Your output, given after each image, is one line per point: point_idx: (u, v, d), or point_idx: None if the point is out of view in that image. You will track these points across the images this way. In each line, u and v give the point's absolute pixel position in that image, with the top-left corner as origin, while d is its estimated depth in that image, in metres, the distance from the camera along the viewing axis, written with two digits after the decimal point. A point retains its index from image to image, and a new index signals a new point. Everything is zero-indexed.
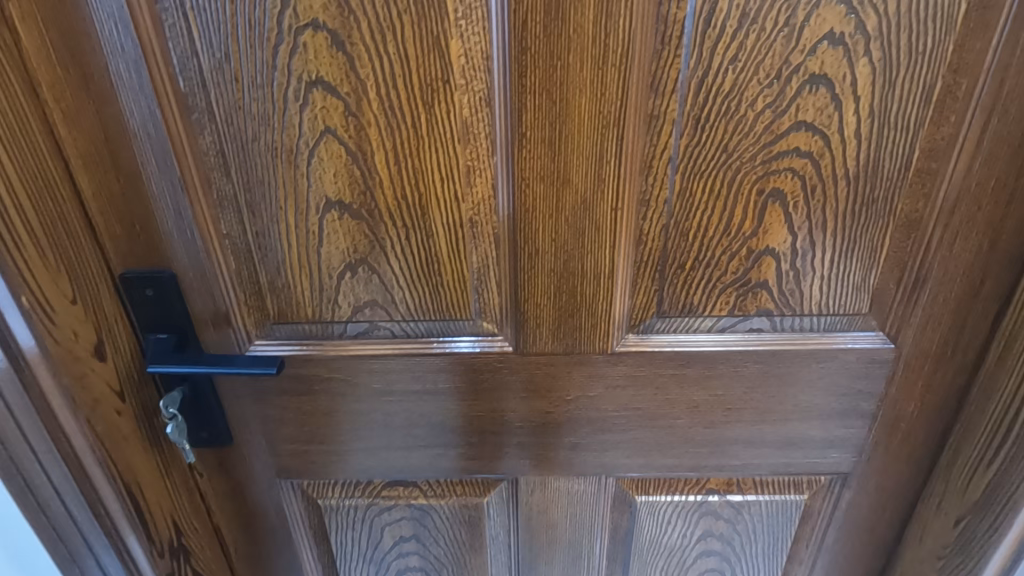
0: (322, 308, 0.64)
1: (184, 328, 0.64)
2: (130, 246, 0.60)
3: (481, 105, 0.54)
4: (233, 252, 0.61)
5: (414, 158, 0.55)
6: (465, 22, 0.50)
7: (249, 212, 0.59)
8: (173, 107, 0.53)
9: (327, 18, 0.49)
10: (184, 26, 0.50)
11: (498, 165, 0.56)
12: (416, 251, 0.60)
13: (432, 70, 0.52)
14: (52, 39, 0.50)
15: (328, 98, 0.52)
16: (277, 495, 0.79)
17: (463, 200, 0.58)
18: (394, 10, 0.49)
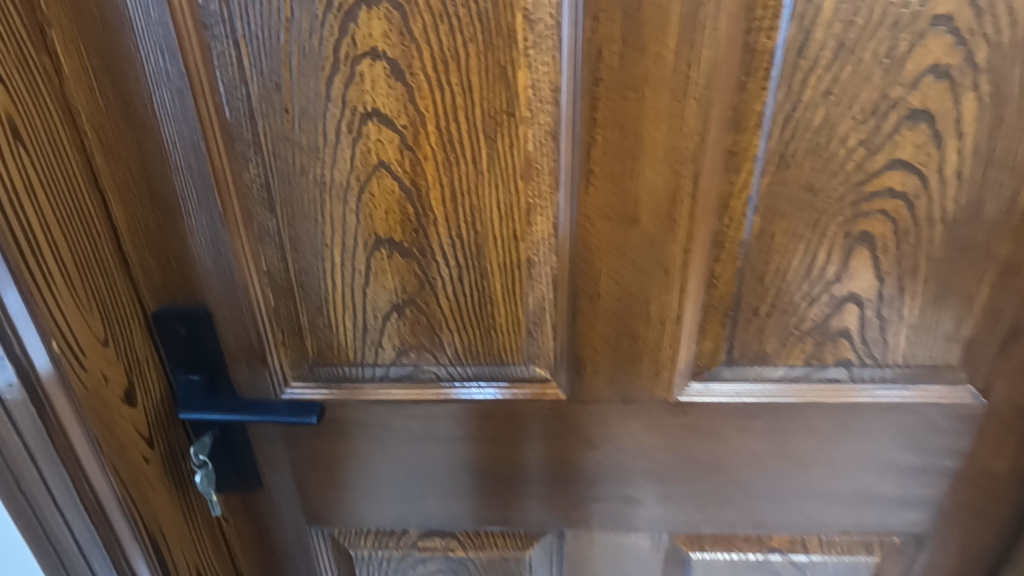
0: (364, 350, 0.60)
1: (217, 368, 0.59)
2: (164, 281, 0.56)
3: (546, 139, 0.50)
4: (273, 289, 0.57)
5: (473, 194, 0.51)
6: (534, 51, 0.46)
7: (294, 248, 0.55)
8: (217, 138, 0.49)
9: (386, 46, 0.46)
10: (235, 54, 0.46)
11: (561, 203, 0.52)
12: (468, 292, 0.56)
13: (496, 101, 0.48)
14: (92, 66, 0.47)
15: (383, 130, 0.49)
16: (306, 543, 0.74)
17: (524, 239, 0.54)
18: (459, 38, 0.46)
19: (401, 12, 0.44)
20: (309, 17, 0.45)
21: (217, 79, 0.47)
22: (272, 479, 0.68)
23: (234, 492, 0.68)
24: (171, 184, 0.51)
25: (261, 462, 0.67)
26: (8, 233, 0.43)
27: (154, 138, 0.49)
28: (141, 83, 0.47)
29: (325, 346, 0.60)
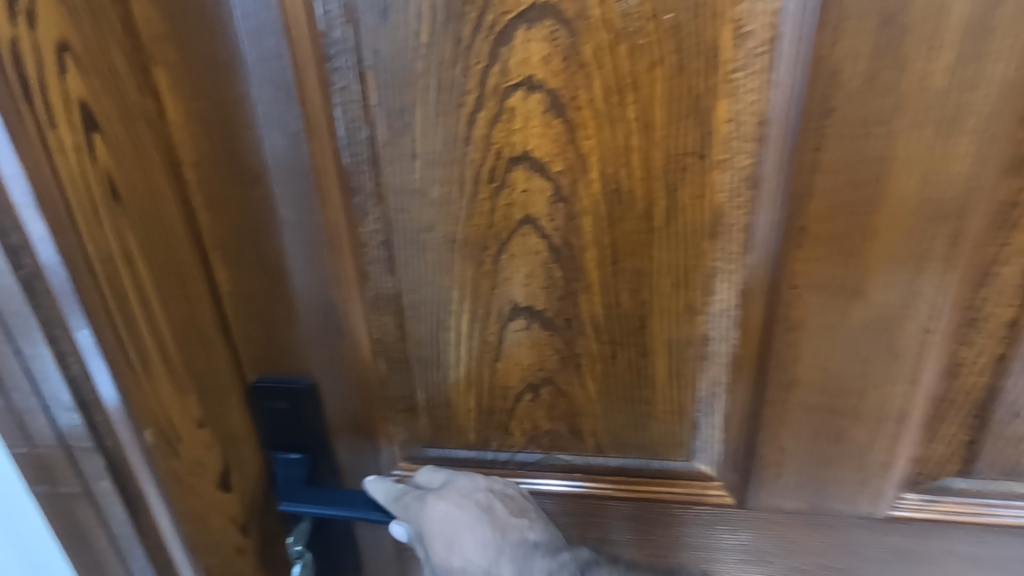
0: (486, 433, 0.49)
1: (318, 448, 0.51)
2: (266, 349, 0.48)
3: (743, 188, 0.38)
4: (386, 362, 0.47)
5: (640, 255, 0.40)
6: (741, 75, 0.35)
7: (414, 316, 0.45)
8: (332, 189, 0.41)
9: (546, 74, 0.36)
10: (360, 88, 0.38)
11: (754, 267, 0.40)
12: (621, 372, 0.45)
13: (683, 141, 0.37)
14: (199, 108, 0.39)
15: (533, 178, 0.39)
16: None
17: (700, 309, 0.42)
18: (643, 62, 0.35)
19: (570, 31, 0.35)
20: (451, 42, 0.36)
21: (338, 119, 0.39)
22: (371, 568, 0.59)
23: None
24: (278, 243, 0.43)
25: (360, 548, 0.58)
26: (103, 312, 0.37)
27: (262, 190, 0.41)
28: (249, 127, 0.39)
29: (441, 427, 0.50)
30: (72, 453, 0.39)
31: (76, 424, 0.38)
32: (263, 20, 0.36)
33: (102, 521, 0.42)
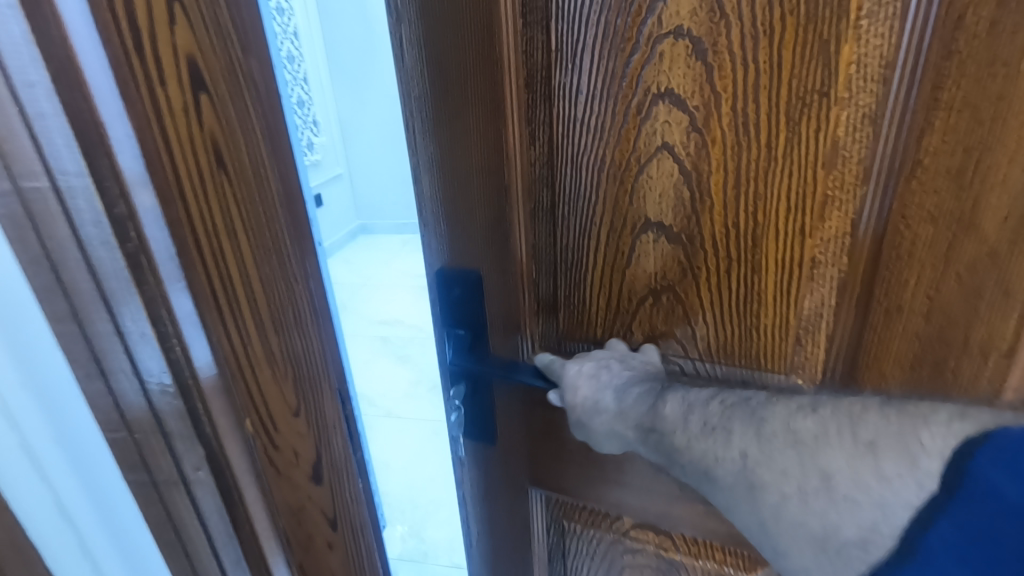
0: (609, 333, 0.56)
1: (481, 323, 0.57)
2: None
3: (864, 124, 0.41)
4: (539, 264, 0.56)
5: (763, 181, 0.45)
6: (868, 21, 0.39)
7: (562, 226, 0.53)
8: (515, 112, 0.50)
9: (693, 23, 0.42)
10: (545, 34, 0.46)
11: (870, 197, 0.43)
12: (734, 289, 0.50)
13: (809, 78, 0.41)
14: None
15: (673, 111, 0.45)
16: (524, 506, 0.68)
17: (813, 235, 0.45)
18: (778, 11, 0.40)
19: None
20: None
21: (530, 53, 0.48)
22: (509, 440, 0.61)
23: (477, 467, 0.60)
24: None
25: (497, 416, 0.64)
26: (210, 297, 0.38)
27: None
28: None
29: (573, 326, 0.57)
30: (165, 435, 0.40)
31: (174, 405, 0.39)
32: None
33: (197, 511, 0.43)
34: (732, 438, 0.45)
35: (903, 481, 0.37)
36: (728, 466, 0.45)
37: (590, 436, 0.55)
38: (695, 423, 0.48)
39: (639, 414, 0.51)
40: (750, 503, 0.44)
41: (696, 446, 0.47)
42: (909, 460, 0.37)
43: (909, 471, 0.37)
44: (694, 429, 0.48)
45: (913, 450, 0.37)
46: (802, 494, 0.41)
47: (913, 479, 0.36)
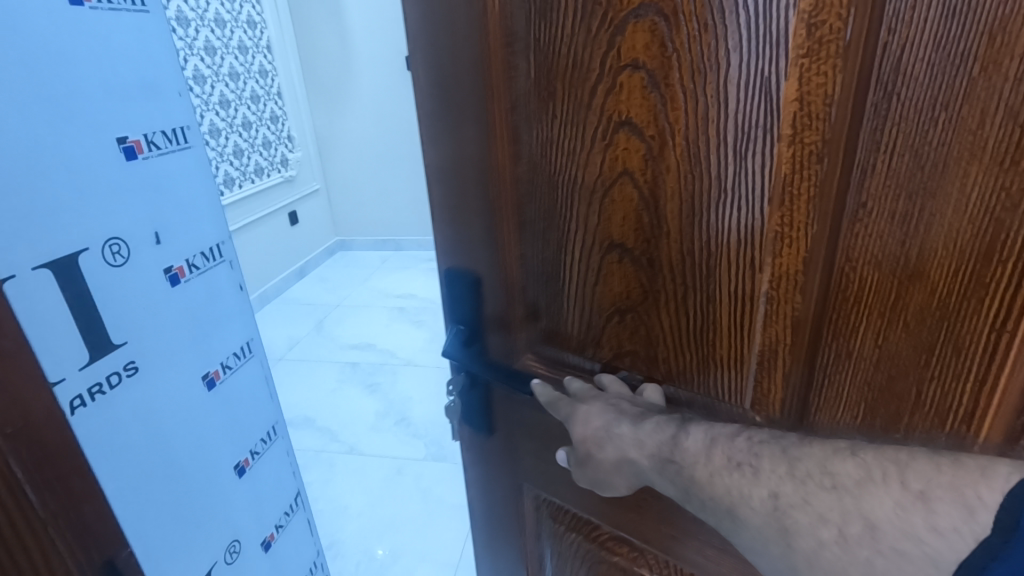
0: (585, 342, 0.64)
1: (478, 326, 0.69)
2: (453, 249, 0.67)
3: (812, 160, 0.41)
4: (525, 272, 0.65)
5: (707, 213, 0.48)
6: (807, 59, 0.39)
7: (546, 242, 0.62)
8: (503, 134, 0.57)
9: (647, 58, 0.47)
10: (528, 62, 0.54)
11: (817, 237, 0.43)
12: (691, 313, 0.54)
13: (752, 114, 0.43)
14: (428, 79, 0.58)
15: (631, 139, 0.51)
16: (523, 497, 0.82)
17: (761, 273, 0.47)
18: (722, 47, 0.42)
19: (667, 26, 0.45)
20: (585, 34, 0.49)
21: (514, 82, 0.55)
22: (507, 434, 0.78)
23: (491, 444, 0.82)
24: (463, 177, 0.61)
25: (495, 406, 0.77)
26: None
27: (457, 137, 0.59)
28: (454, 87, 0.56)
29: (556, 332, 0.66)
30: None
31: None
32: (472, 9, 0.52)
33: None
34: (760, 474, 0.46)
35: (958, 534, 0.36)
36: (757, 506, 0.45)
37: (599, 465, 0.59)
38: (718, 457, 0.49)
39: (659, 444, 0.53)
40: (785, 548, 0.44)
41: (721, 483, 0.48)
42: (965, 509, 0.36)
43: (964, 522, 0.36)
44: (716, 463, 0.49)
45: (969, 499, 0.36)
46: (841, 536, 0.40)
47: (967, 530, 0.36)
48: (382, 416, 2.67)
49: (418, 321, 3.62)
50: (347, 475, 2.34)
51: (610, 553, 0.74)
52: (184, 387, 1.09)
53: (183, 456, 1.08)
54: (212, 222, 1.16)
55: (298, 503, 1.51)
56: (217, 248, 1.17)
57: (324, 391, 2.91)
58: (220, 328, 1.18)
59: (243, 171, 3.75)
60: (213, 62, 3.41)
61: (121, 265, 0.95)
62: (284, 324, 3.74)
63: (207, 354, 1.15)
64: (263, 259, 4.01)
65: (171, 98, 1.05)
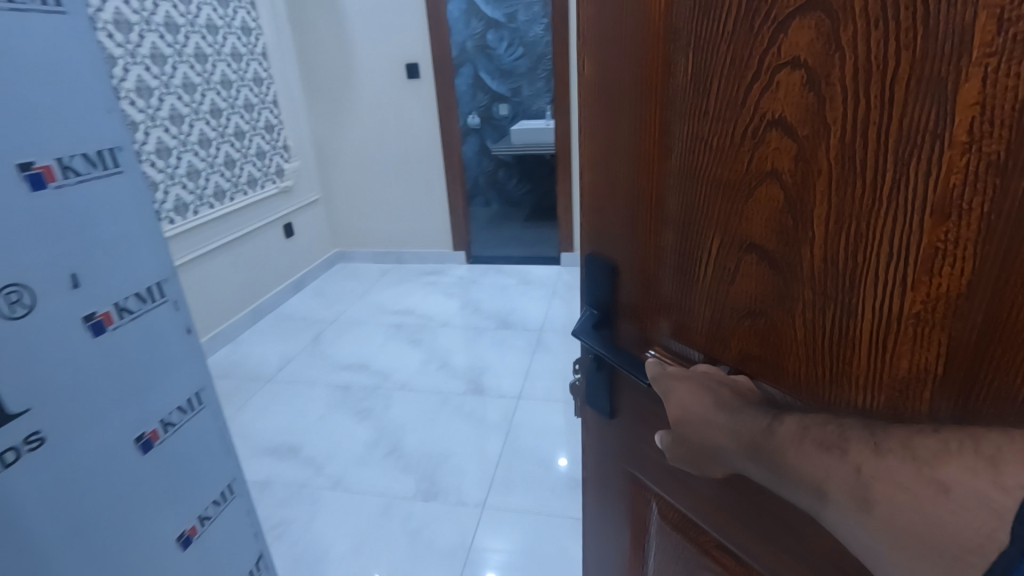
0: (712, 341, 0.64)
1: (612, 312, 0.77)
2: (603, 235, 0.74)
3: (989, 177, 0.36)
4: (664, 264, 0.66)
5: (859, 222, 0.45)
6: (996, 58, 0.34)
7: (685, 239, 0.62)
8: (657, 124, 0.60)
9: (810, 56, 0.44)
10: (687, 57, 0.54)
11: (984, 261, 0.38)
12: (827, 325, 0.50)
13: (918, 116, 0.38)
14: (597, 77, 0.64)
15: (784, 139, 0.48)
16: (638, 482, 0.92)
17: (915, 293, 0.43)
18: (893, 45, 0.39)
19: (835, 21, 0.42)
20: (747, 27, 0.48)
21: (673, 74, 0.56)
22: (625, 417, 0.88)
23: (612, 423, 0.92)
24: (616, 168, 0.67)
25: (620, 388, 0.87)
26: None
27: (614, 127, 0.65)
28: (617, 85, 0.62)
29: (685, 326, 0.67)
30: None
31: None
32: (641, 13, 0.57)
33: None
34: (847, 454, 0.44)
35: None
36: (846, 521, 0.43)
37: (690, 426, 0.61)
38: (809, 444, 0.48)
39: (753, 430, 0.54)
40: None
41: (806, 461, 0.47)
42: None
43: None
44: (805, 448, 0.48)
45: None
46: (914, 501, 0.39)
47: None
48: (372, 446, 2.56)
49: (416, 339, 3.51)
50: (332, 512, 2.21)
51: (710, 548, 0.80)
52: (108, 454, 0.96)
53: (106, 528, 0.97)
54: (152, 256, 1.01)
55: (261, 565, 1.38)
56: (156, 287, 1.02)
57: (312, 418, 2.79)
58: (161, 380, 1.05)
59: (235, 182, 3.64)
60: (203, 70, 3.33)
61: (22, 316, 0.81)
62: (273, 343, 3.62)
63: (137, 414, 1.01)
64: (255, 275, 3.90)
65: (100, 117, 0.90)
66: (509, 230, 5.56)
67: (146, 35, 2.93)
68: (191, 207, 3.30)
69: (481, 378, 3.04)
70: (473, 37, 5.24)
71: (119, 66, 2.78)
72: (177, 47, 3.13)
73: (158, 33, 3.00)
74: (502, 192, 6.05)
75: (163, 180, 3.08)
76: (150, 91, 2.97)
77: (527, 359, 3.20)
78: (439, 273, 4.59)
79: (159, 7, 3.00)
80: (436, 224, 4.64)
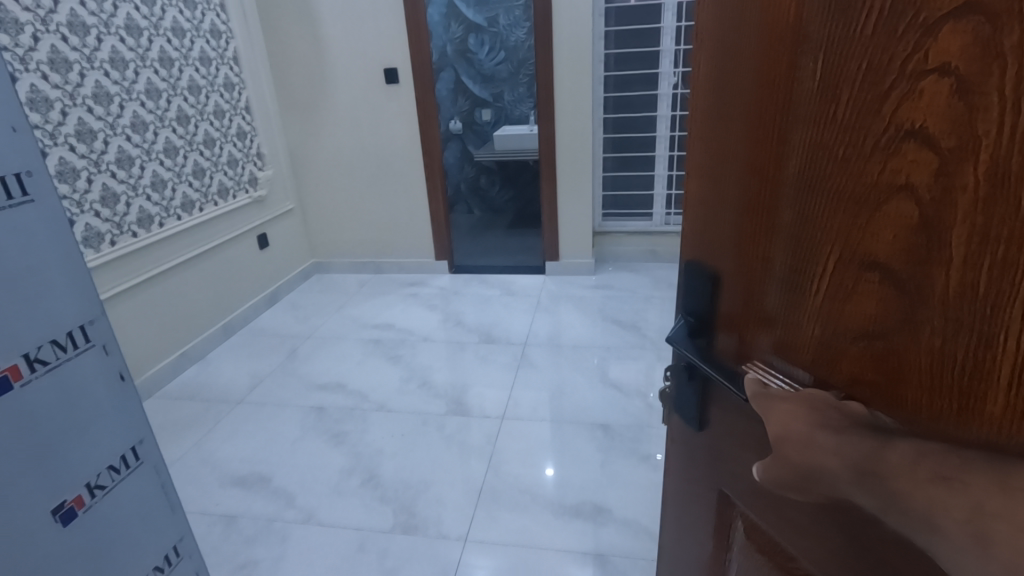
0: (818, 363, 0.58)
1: (706, 321, 0.75)
2: (704, 243, 0.73)
3: None
4: (764, 277, 0.63)
5: (1011, 243, 0.39)
6: None
7: (795, 251, 0.58)
8: (772, 129, 0.57)
9: (965, 61, 0.40)
10: (816, 60, 0.51)
11: None
12: (957, 356, 0.44)
13: None
14: (717, 82, 0.64)
15: (922, 150, 0.44)
16: (720, 499, 0.87)
17: None
18: None
19: (998, 22, 0.38)
20: (890, 28, 0.44)
21: (798, 77, 0.53)
22: (715, 432, 0.83)
23: (699, 436, 0.88)
24: (726, 175, 0.66)
25: (712, 402, 0.82)
26: None
27: (727, 133, 0.64)
28: (735, 91, 0.61)
29: (786, 345, 0.62)
30: None
31: None
32: (765, 20, 0.55)
33: None
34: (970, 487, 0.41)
35: None
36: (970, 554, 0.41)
37: (788, 453, 0.56)
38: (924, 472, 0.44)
39: (861, 454, 0.49)
40: None
41: (922, 494, 0.44)
42: None
43: None
44: (920, 476, 0.44)
45: None
46: None
47: None
48: (347, 474, 2.42)
49: (395, 356, 3.38)
50: (302, 550, 2.07)
51: None
52: (19, 514, 0.92)
53: None
54: (69, 299, 0.96)
55: None
56: (78, 334, 0.99)
57: (284, 444, 2.64)
58: (84, 433, 1.01)
59: (204, 193, 3.48)
60: (169, 74, 3.17)
61: None
62: (245, 361, 3.45)
63: (58, 468, 0.98)
64: (227, 290, 3.74)
65: (5, 138, 0.86)
66: (492, 238, 5.44)
67: (104, 38, 2.76)
68: (155, 219, 3.12)
69: (462, 397, 2.91)
70: (452, 41, 5.16)
71: (74, 71, 2.61)
72: (139, 51, 2.97)
73: (118, 36, 2.84)
74: (484, 199, 5.92)
75: (125, 191, 2.90)
76: (110, 97, 2.80)
77: (511, 375, 3.08)
78: (421, 283, 4.46)
79: (119, 9, 2.84)
80: (416, 233, 4.50)
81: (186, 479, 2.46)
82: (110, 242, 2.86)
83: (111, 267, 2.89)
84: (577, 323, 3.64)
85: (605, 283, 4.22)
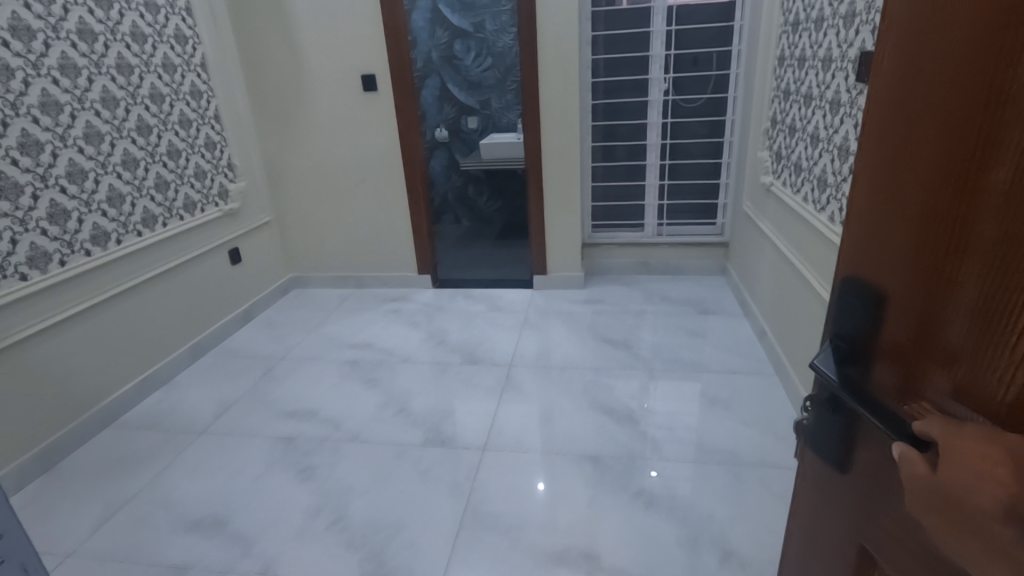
0: (1013, 414, 0.47)
1: (860, 347, 0.66)
2: (872, 256, 0.65)
3: None
4: (951, 301, 0.54)
5: None
6: None
7: (995, 273, 0.49)
8: (981, 129, 0.49)
9: None
10: None
11: None
12: None
13: None
14: (914, 76, 0.57)
15: None
16: (857, 551, 0.74)
17: None
18: None
19: None
20: None
21: (1017, 71, 0.45)
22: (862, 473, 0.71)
23: (841, 479, 0.76)
24: (912, 180, 0.58)
25: (857, 443, 0.71)
26: None
27: (916, 135, 0.57)
28: (933, 89, 0.54)
29: (968, 385, 0.52)
30: None
31: None
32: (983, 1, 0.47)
33: None
34: None
35: None
36: None
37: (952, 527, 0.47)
38: None
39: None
40: None
41: None
42: None
43: None
44: None
45: None
46: None
47: None
48: (313, 515, 2.22)
49: (372, 379, 3.18)
50: None
51: None
52: None
53: None
54: None
55: None
56: None
57: (248, 479, 2.44)
58: None
59: (167, 207, 3.28)
60: (128, 82, 2.98)
61: None
62: (213, 385, 3.24)
63: None
64: (198, 308, 3.54)
65: None
66: (480, 250, 5.26)
67: (53, 43, 2.57)
68: (112, 235, 2.93)
69: (442, 425, 2.72)
70: (436, 48, 5.00)
71: (17, 79, 2.42)
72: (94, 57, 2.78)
73: (70, 41, 2.65)
74: (473, 209, 5.74)
75: (77, 208, 2.71)
76: (60, 106, 2.61)
77: (494, 399, 2.89)
78: (403, 298, 4.26)
79: (70, 12, 2.65)
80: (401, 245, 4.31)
81: (136, 522, 2.25)
82: (59, 262, 2.66)
83: (68, 287, 2.70)
84: (566, 341, 3.45)
85: (596, 297, 4.04)
